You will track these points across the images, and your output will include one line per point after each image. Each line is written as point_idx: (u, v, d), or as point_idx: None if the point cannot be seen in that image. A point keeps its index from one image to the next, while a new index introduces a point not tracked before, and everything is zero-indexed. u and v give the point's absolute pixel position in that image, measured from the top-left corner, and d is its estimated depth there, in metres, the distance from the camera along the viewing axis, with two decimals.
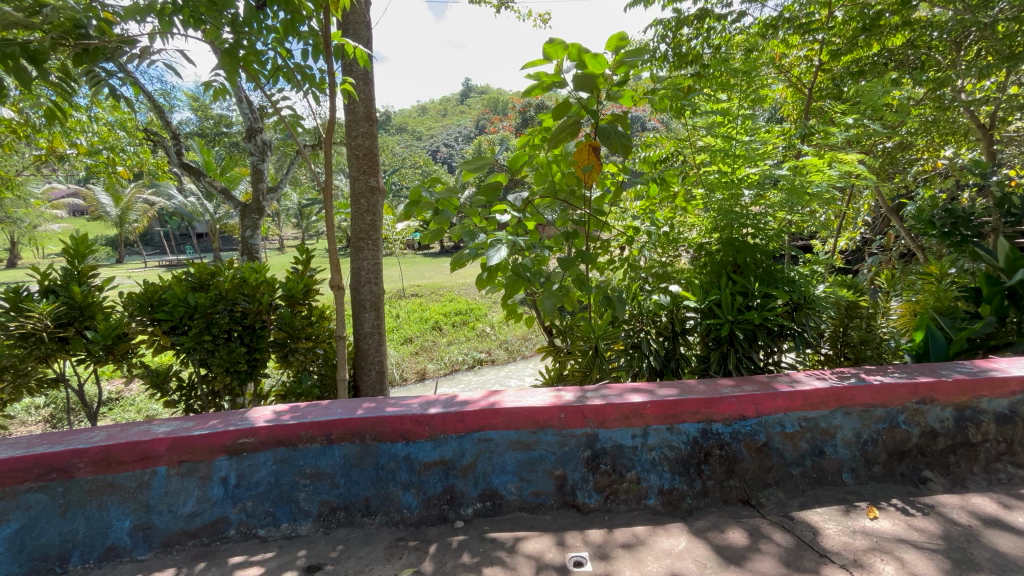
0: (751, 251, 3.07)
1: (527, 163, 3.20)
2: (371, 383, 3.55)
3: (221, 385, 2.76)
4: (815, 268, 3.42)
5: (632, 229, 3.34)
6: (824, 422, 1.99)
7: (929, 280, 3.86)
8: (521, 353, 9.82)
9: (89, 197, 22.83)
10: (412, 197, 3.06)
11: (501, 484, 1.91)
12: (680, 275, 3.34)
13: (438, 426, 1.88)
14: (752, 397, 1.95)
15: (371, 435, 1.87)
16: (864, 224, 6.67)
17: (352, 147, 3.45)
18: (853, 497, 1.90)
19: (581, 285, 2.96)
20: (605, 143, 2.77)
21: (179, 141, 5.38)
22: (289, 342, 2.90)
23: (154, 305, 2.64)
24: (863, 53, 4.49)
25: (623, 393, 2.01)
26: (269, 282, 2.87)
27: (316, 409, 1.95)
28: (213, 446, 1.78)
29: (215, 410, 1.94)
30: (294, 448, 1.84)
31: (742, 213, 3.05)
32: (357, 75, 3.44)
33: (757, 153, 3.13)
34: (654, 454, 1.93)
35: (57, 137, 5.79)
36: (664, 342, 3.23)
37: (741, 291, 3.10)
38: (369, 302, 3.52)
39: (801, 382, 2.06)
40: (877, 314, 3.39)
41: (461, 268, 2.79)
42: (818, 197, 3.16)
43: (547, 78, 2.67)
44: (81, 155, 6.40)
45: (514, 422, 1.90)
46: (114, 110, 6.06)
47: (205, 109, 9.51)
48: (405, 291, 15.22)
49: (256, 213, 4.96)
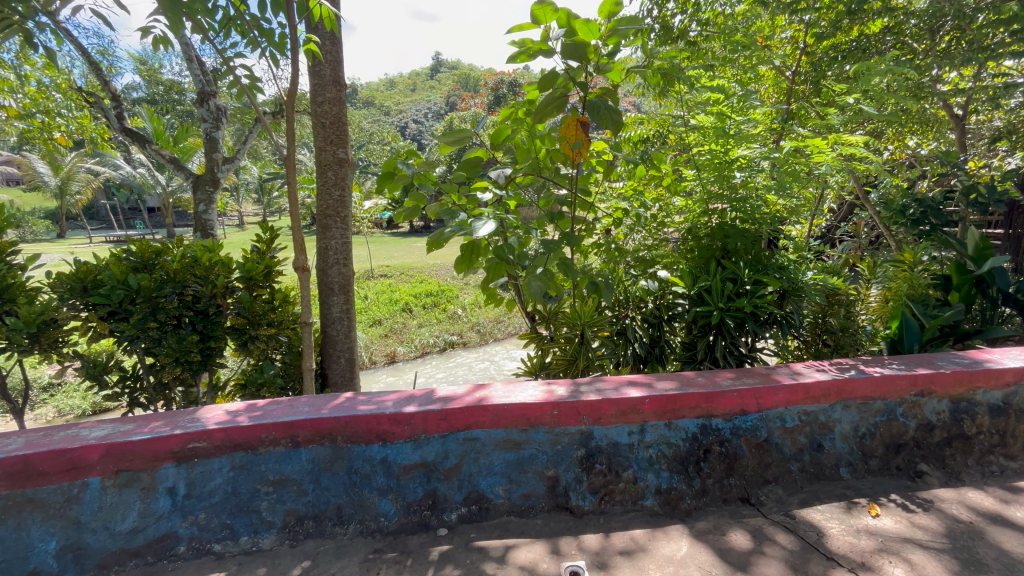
0: (742, 237, 2.96)
1: (510, 137, 2.96)
2: (340, 372, 3.31)
3: (170, 376, 2.47)
4: (805, 257, 3.37)
5: (620, 211, 3.19)
6: (823, 415, 1.92)
7: (901, 266, 3.71)
8: (493, 336, 9.69)
9: (23, 165, 20.98)
10: (385, 169, 2.80)
11: (487, 486, 1.75)
12: (665, 260, 3.24)
13: (419, 425, 1.70)
14: (754, 391, 1.84)
15: (343, 436, 1.67)
16: (834, 210, 6.75)
17: (317, 114, 3.13)
18: (852, 492, 1.84)
19: (567, 270, 2.75)
20: (594, 118, 2.59)
21: (120, 104, 4.85)
22: (248, 329, 2.62)
23: (89, 287, 2.30)
24: (841, 38, 4.29)
25: (619, 387, 1.88)
26: (225, 261, 2.59)
27: (278, 408, 1.73)
28: (157, 452, 1.54)
29: (159, 409, 1.69)
30: (254, 453, 1.63)
31: (732, 196, 2.93)
32: (322, 34, 3.09)
33: (748, 134, 3.01)
34: (650, 452, 1.81)
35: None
36: (649, 329, 3.17)
37: (730, 277, 3.03)
38: (338, 285, 3.26)
39: (801, 374, 1.97)
40: (856, 301, 3.30)
41: (439, 249, 2.56)
42: (808, 180, 3.09)
43: (533, 44, 2.43)
44: (12, 119, 5.84)
45: (503, 420, 1.74)
46: (44, 70, 5.42)
47: (150, 69, 8.71)
48: (374, 271, 14.80)
49: (210, 185, 4.53)
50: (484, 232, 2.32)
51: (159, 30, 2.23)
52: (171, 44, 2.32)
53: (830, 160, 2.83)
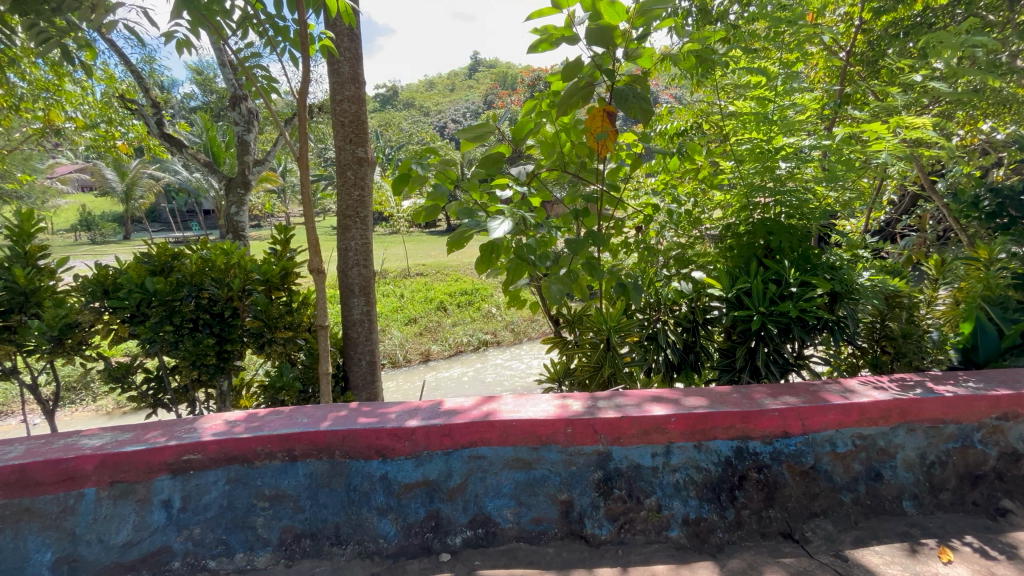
0: (788, 234, 2.65)
1: (533, 132, 2.76)
2: (361, 375, 3.25)
3: (188, 379, 2.47)
4: (864, 257, 3.02)
5: (650, 207, 2.99)
6: (882, 440, 1.67)
7: (976, 266, 3.15)
8: (527, 335, 9.56)
9: (94, 173, 22.59)
10: (401, 169, 2.69)
11: (495, 509, 1.62)
12: (700, 259, 2.99)
13: (421, 441, 1.58)
14: (798, 411, 1.62)
15: (341, 451, 1.58)
16: (896, 203, 6.18)
17: (336, 113, 3.08)
18: (917, 532, 1.59)
19: (593, 271, 2.58)
20: (620, 107, 2.38)
21: (161, 110, 5.02)
22: (265, 333, 2.58)
23: (109, 290, 2.33)
24: (903, 13, 3.87)
25: (642, 402, 1.70)
26: (242, 263, 2.57)
27: (278, 419, 1.67)
28: (151, 464, 1.50)
29: (160, 418, 1.66)
30: (250, 466, 1.56)
31: (777, 188, 2.65)
32: (341, 31, 3.04)
33: (795, 120, 2.74)
34: (677, 476, 1.62)
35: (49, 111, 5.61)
36: (682, 334, 2.92)
37: (774, 278, 2.72)
38: (358, 286, 3.21)
39: (856, 392, 1.73)
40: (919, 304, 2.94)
41: (456, 250, 2.42)
42: (863, 170, 2.78)
43: (555, 31, 2.26)
44: (77, 130, 6.26)
45: (512, 438, 1.60)
46: (97, 81, 5.72)
47: (200, 77, 9.15)
48: (411, 269, 15.01)
49: (241, 187, 4.59)
50: (501, 232, 2.15)
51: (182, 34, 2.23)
52: (194, 47, 2.33)
53: (891, 147, 2.48)
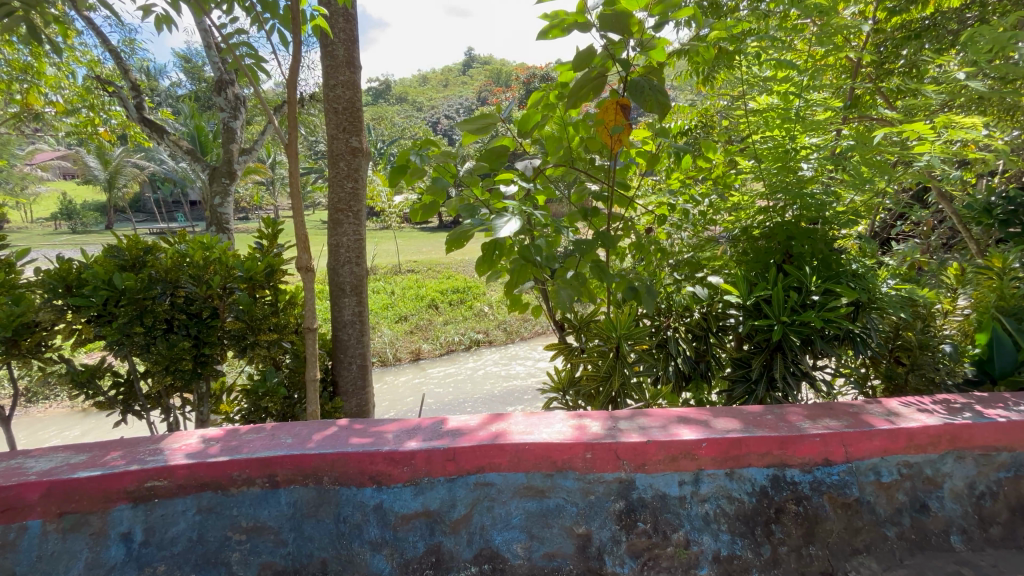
0: (810, 240, 2.50)
1: (539, 125, 2.57)
2: (351, 379, 3.05)
3: (161, 385, 2.26)
4: (886, 265, 2.88)
5: (663, 207, 2.84)
6: (929, 468, 1.52)
7: (987, 277, 2.83)
8: (520, 335, 9.37)
9: (78, 162, 22.05)
10: (398, 162, 2.48)
11: (503, 543, 1.43)
12: (714, 263, 2.83)
13: (421, 467, 1.40)
14: (841, 437, 1.47)
15: (330, 477, 1.39)
16: None
17: (329, 100, 2.87)
18: (969, 571, 1.44)
19: (602, 274, 2.36)
20: (636, 99, 2.16)
21: (141, 95, 4.73)
22: (248, 335, 2.34)
23: (72, 286, 2.11)
24: (913, 15, 3.55)
25: (667, 424, 1.53)
26: (223, 259, 2.35)
27: (258, 438, 1.47)
28: (108, 492, 1.30)
29: (122, 437, 1.45)
30: (225, 494, 1.37)
31: (802, 189, 2.50)
32: (335, 10, 2.83)
33: (820, 119, 2.56)
34: (707, 508, 1.45)
35: (26, 93, 5.33)
36: (694, 342, 2.76)
37: (794, 286, 2.57)
38: (349, 285, 3.00)
39: (901, 415, 1.58)
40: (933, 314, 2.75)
41: (458, 250, 2.21)
42: (901, 174, 2.51)
43: (568, 16, 2.04)
44: (58, 114, 5.98)
45: (524, 463, 1.43)
46: (76, 63, 5.40)
47: (188, 65, 8.86)
48: (402, 266, 14.78)
49: (226, 177, 4.34)
50: (508, 229, 1.97)
51: (161, 6, 2.00)
52: (173, 22, 2.10)
53: (939, 148, 2.20)
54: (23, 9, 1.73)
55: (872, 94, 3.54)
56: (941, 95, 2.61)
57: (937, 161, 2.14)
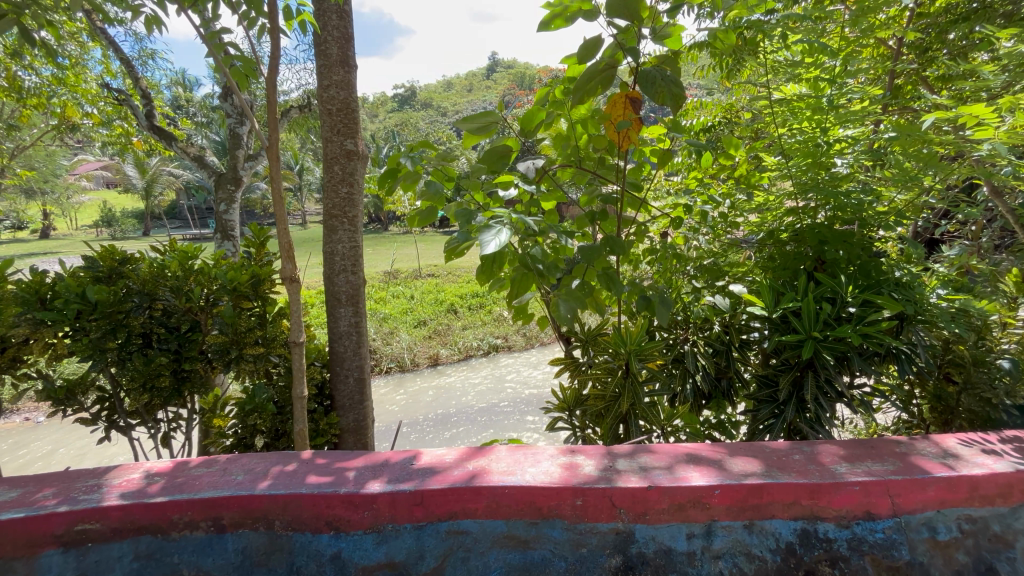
0: (845, 244, 2.22)
1: (544, 123, 2.31)
2: (348, 394, 2.91)
3: (139, 403, 2.16)
4: (935, 271, 2.51)
5: (680, 209, 2.59)
6: (997, 524, 1.26)
7: None
8: (539, 340, 9.17)
9: (118, 171, 23.11)
10: (389, 164, 2.31)
11: None
12: (737, 270, 2.58)
13: (384, 512, 1.22)
14: (886, 485, 1.23)
15: (282, 522, 1.22)
16: None
17: (323, 101, 2.73)
18: None
19: (610, 284, 2.12)
20: (647, 91, 1.88)
21: (152, 104, 4.72)
22: (231, 350, 2.20)
23: (45, 300, 2.02)
24: None
25: (676, 465, 1.31)
26: (205, 270, 2.26)
27: (211, 474, 1.32)
28: (34, 536, 1.16)
29: (64, 470, 1.33)
30: (165, 538, 1.21)
31: (838, 188, 2.23)
32: (327, 8, 2.69)
33: (858, 108, 2.29)
34: (721, 566, 1.22)
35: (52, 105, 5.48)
36: (715, 358, 2.52)
37: (827, 296, 2.27)
38: (346, 295, 2.85)
39: (960, 458, 1.33)
40: (987, 327, 2.38)
41: (453, 259, 1.95)
42: (953, 167, 2.23)
43: (573, 1, 1.75)
44: (94, 126, 6.21)
45: (503, 509, 1.23)
46: (103, 75, 5.56)
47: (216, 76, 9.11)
48: (422, 270, 14.79)
49: (232, 184, 4.30)
50: (496, 243, 1.63)
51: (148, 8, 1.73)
52: (163, 25, 1.82)
53: (1003, 135, 1.89)
54: (14, 12, 1.68)
55: (915, 82, 3.19)
56: (1001, 76, 2.28)
57: (1002, 148, 1.83)
